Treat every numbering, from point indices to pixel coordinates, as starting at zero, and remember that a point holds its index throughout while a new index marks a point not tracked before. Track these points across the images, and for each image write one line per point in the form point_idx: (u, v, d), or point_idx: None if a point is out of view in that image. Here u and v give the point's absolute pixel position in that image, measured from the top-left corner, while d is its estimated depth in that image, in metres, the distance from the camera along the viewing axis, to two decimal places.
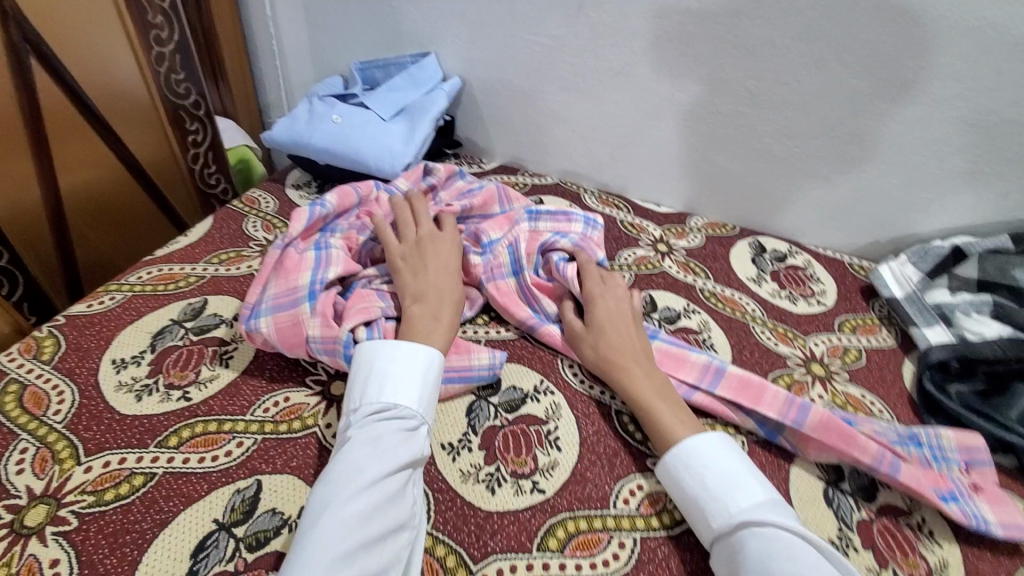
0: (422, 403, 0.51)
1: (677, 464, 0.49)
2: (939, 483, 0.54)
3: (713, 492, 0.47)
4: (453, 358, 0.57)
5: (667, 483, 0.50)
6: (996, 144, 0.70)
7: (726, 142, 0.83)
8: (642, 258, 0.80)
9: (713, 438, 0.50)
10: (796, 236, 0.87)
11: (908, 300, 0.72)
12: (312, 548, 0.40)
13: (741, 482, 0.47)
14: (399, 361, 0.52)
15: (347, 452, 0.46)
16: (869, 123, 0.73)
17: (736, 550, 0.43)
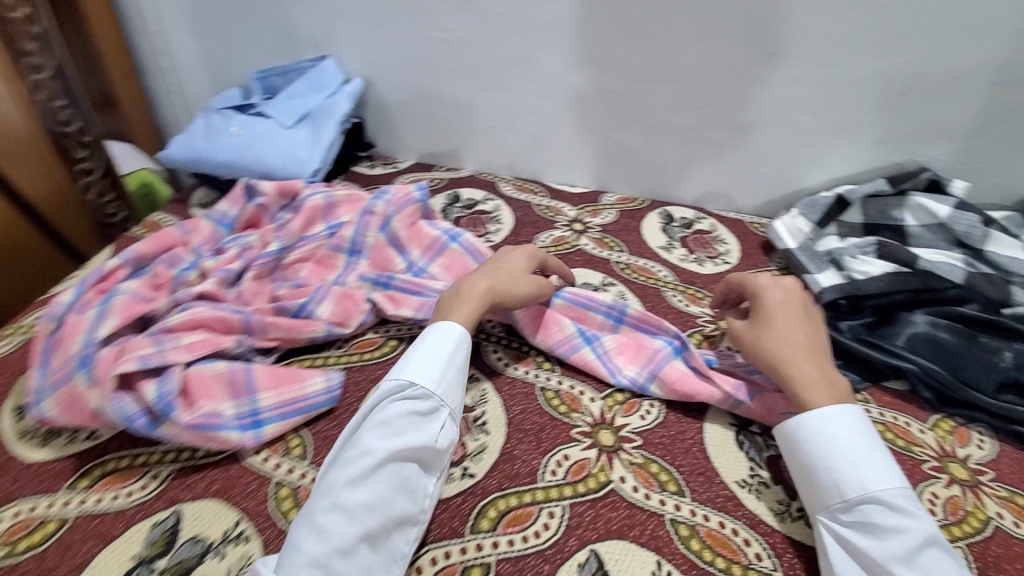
0: (442, 388, 0.51)
1: (816, 433, 0.49)
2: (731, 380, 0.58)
3: (868, 465, 0.47)
4: (283, 388, 0.53)
5: (818, 444, 0.49)
6: (862, 98, 0.76)
7: (627, 119, 0.86)
8: (559, 238, 0.82)
9: (849, 413, 0.49)
10: (703, 202, 0.92)
11: (802, 250, 0.77)
12: (309, 533, 0.42)
13: (872, 459, 0.47)
14: (426, 345, 0.53)
15: (370, 433, 0.47)
16: (750, 88, 0.78)
17: (881, 528, 0.44)
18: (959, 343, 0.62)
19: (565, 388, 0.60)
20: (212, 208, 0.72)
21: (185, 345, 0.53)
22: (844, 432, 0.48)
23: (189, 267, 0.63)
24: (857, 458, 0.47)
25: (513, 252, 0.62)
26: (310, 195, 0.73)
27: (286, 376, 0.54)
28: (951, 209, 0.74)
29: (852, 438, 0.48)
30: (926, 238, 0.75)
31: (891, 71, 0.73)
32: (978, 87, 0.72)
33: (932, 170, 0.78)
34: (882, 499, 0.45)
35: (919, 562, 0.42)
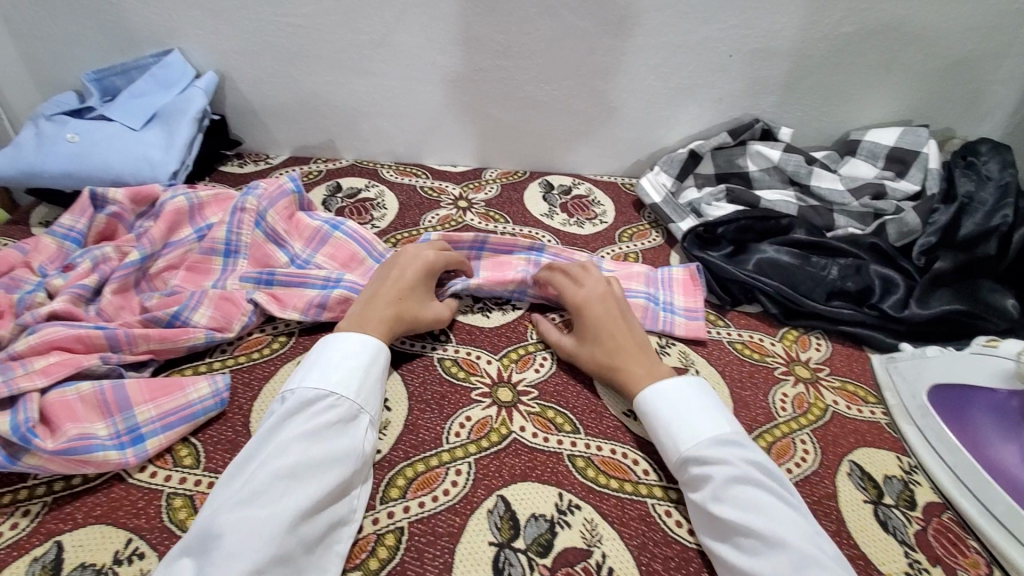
0: (362, 395, 0.50)
1: (655, 403, 0.53)
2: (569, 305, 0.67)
3: (689, 422, 0.50)
4: (163, 400, 0.51)
5: (653, 408, 0.52)
6: (699, 62, 0.84)
7: (497, 96, 0.89)
8: (446, 217, 0.84)
9: (677, 385, 0.53)
10: (578, 169, 0.98)
11: (666, 203, 0.85)
12: (226, 550, 0.39)
13: (698, 413, 0.51)
14: (343, 354, 0.52)
15: (291, 463, 0.44)
16: (603, 59, 0.84)
17: (703, 474, 0.47)
18: (797, 264, 0.72)
19: (462, 355, 0.62)
20: (54, 221, 0.65)
21: (36, 371, 0.49)
22: (689, 395, 0.52)
23: (34, 288, 0.57)
24: (701, 412, 0.51)
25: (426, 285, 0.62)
26: (171, 197, 0.68)
27: (165, 387, 0.52)
28: (781, 152, 0.85)
29: (681, 400, 0.52)
30: (767, 180, 0.86)
31: (719, 35, 0.81)
32: (789, 44, 0.83)
33: (764, 121, 0.89)
34: (701, 449, 0.48)
35: (729, 494, 0.45)
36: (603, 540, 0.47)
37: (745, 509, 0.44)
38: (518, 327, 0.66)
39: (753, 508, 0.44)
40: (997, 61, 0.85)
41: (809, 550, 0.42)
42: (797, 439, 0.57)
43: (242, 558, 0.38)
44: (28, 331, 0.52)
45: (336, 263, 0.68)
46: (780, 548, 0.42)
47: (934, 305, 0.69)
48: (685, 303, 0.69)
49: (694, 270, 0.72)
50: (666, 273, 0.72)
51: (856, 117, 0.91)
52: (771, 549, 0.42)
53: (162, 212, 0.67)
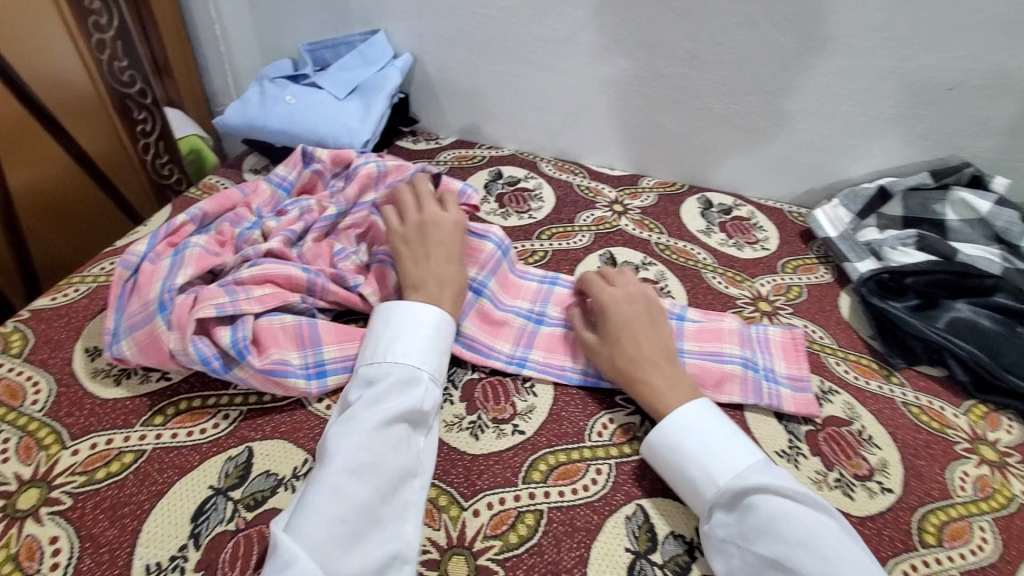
0: (414, 358, 0.52)
1: (676, 436, 0.49)
2: None
3: (717, 448, 0.48)
4: (345, 344, 0.56)
5: (669, 445, 0.49)
6: (909, 92, 0.76)
7: (670, 104, 0.87)
8: (600, 218, 0.84)
9: (699, 410, 0.50)
10: (741, 189, 0.94)
11: (842, 239, 0.79)
12: (310, 498, 0.42)
13: (724, 444, 0.48)
14: (407, 321, 0.54)
15: (360, 419, 0.46)
16: (797, 78, 0.79)
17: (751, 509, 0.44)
18: (999, 331, 0.63)
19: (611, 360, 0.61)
20: (272, 171, 0.75)
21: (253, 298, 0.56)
22: (692, 426, 0.49)
23: (253, 226, 0.67)
24: (722, 447, 0.48)
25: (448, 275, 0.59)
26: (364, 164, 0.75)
27: (348, 333, 0.57)
28: (992, 204, 0.75)
29: (693, 432, 0.49)
30: (965, 232, 0.76)
31: (940, 65, 0.73)
32: None
33: (975, 166, 0.79)
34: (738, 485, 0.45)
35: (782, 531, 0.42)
36: None
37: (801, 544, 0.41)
38: None
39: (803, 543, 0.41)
40: None
41: None
42: (976, 526, 0.51)
43: (322, 508, 0.41)
44: (249, 263, 0.61)
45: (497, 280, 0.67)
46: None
47: None
48: (788, 370, 0.60)
49: (796, 335, 0.63)
50: (761, 331, 0.64)
51: None
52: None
53: (354, 175, 0.74)
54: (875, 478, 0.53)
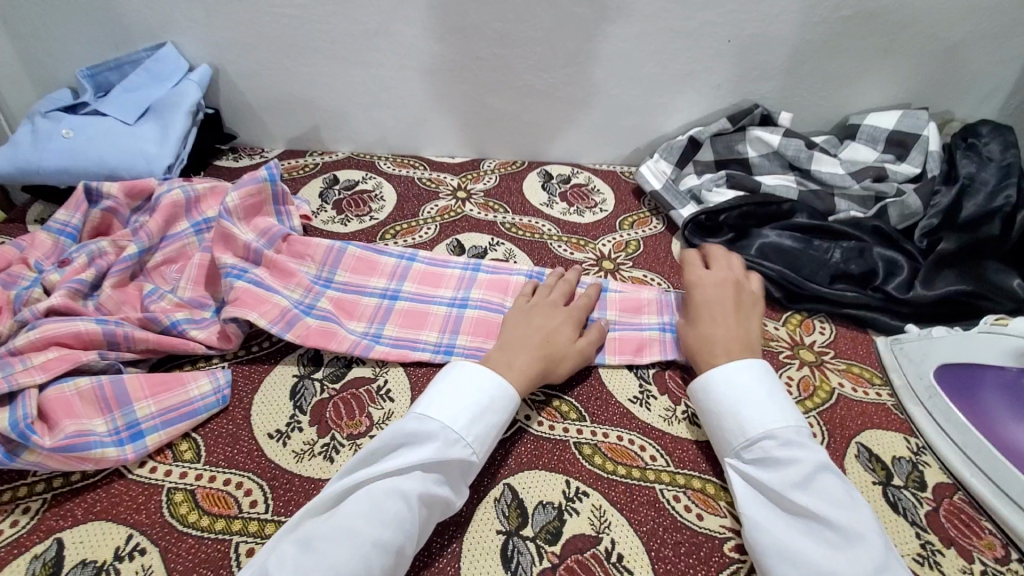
0: (476, 436, 0.47)
1: (725, 390, 0.50)
2: None
3: (758, 405, 0.48)
4: (164, 396, 0.51)
5: (714, 395, 0.51)
6: (697, 48, 0.83)
7: (494, 85, 0.88)
8: (445, 208, 0.83)
9: (747, 375, 0.50)
10: (578, 157, 0.97)
11: (666, 190, 0.85)
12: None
13: (768, 402, 0.48)
14: (475, 384, 0.49)
15: (374, 487, 0.43)
16: (602, 46, 0.83)
17: (781, 459, 0.45)
18: (799, 248, 0.72)
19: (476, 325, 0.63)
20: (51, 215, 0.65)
21: (33, 367, 0.48)
22: (751, 384, 0.50)
23: (31, 284, 0.57)
24: (763, 406, 0.48)
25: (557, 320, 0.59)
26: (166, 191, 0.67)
27: (166, 383, 0.52)
28: (781, 137, 0.85)
29: (746, 384, 0.50)
30: (766, 166, 0.86)
31: (716, 20, 0.81)
32: (788, 29, 0.82)
33: (762, 106, 0.89)
34: (777, 436, 0.46)
35: (813, 484, 0.43)
36: (612, 527, 0.47)
37: (821, 499, 0.42)
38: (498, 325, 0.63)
39: (829, 502, 0.42)
40: (998, 45, 0.84)
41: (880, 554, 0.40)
42: (804, 423, 0.57)
43: None
44: (27, 327, 0.52)
45: (358, 275, 0.67)
46: (859, 544, 0.40)
47: (939, 287, 0.68)
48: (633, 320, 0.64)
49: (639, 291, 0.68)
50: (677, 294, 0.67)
51: (854, 102, 0.90)
52: (847, 542, 0.40)
53: (156, 206, 0.66)
54: None
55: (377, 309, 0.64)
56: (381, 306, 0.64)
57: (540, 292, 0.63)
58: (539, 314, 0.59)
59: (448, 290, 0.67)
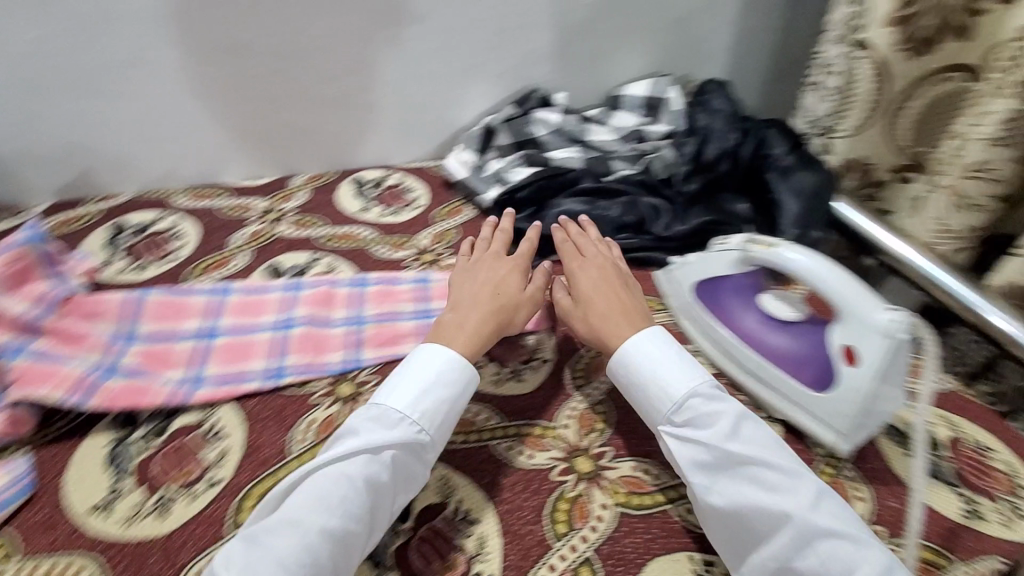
0: (408, 441, 0.49)
1: (639, 361, 0.55)
2: (339, 342, 0.64)
3: (675, 368, 0.54)
4: None
5: (629, 369, 0.55)
6: (471, 43, 0.91)
7: (284, 101, 0.87)
8: (255, 233, 0.81)
9: (650, 337, 0.56)
10: (389, 161, 0.99)
11: (471, 176, 0.92)
12: None
13: (683, 364, 0.54)
14: (398, 392, 0.52)
15: (299, 505, 0.45)
16: (382, 49, 0.86)
17: (708, 413, 0.51)
18: (588, 210, 0.83)
19: (306, 340, 0.64)
20: None
21: None
22: (659, 351, 0.55)
23: None
24: (676, 370, 0.54)
25: (473, 296, 0.61)
26: None
27: None
28: (559, 115, 0.97)
29: (659, 352, 0.55)
30: (556, 142, 0.96)
31: (480, 17, 0.88)
32: (544, 18, 0.92)
33: (541, 90, 0.99)
34: (701, 394, 0.52)
35: (741, 434, 0.50)
36: (456, 490, 0.52)
37: (753, 445, 0.49)
38: (325, 338, 0.65)
39: (758, 446, 0.50)
40: (710, 16, 1.01)
41: (808, 483, 0.47)
42: None
43: None
44: None
45: (167, 321, 0.64)
46: (800, 477, 0.48)
47: (692, 220, 0.83)
48: None
49: None
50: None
51: (616, 75, 1.04)
52: (791, 478, 0.48)
53: None
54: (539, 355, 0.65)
55: (193, 351, 0.62)
56: (197, 347, 0.62)
57: (480, 248, 0.71)
58: (486, 269, 0.65)
59: (270, 315, 0.67)
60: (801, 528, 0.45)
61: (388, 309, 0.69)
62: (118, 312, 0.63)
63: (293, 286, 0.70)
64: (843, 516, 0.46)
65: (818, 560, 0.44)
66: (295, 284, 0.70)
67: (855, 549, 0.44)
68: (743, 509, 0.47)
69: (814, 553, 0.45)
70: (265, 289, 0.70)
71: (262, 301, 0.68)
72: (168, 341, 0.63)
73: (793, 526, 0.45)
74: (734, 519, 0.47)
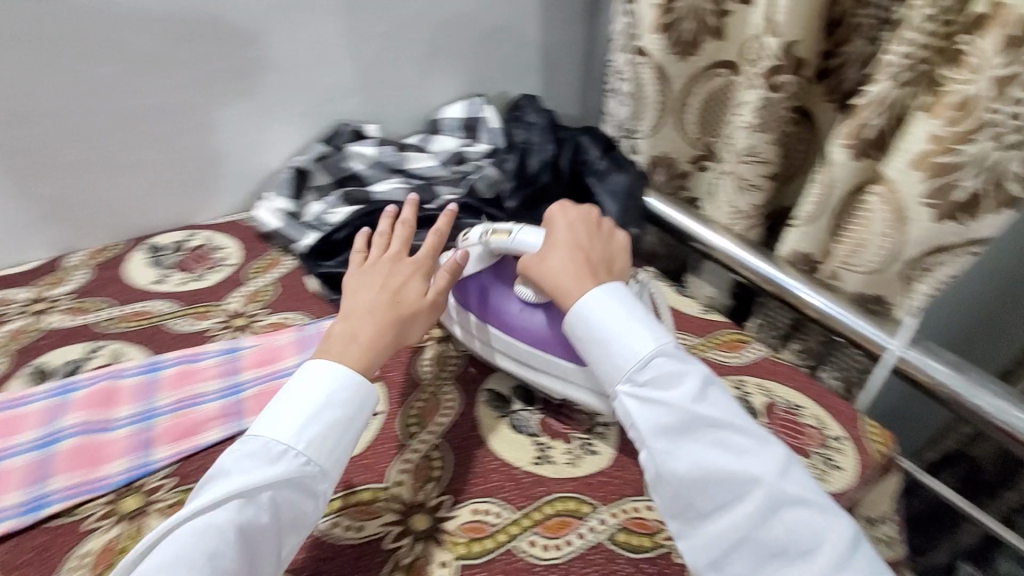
0: (276, 503, 0.46)
1: (598, 316, 0.54)
2: (123, 449, 0.57)
3: (635, 324, 0.53)
4: None
5: (589, 324, 0.54)
6: (261, 83, 0.84)
7: (36, 170, 0.75)
8: (17, 330, 0.69)
9: (612, 295, 0.55)
10: (193, 220, 0.89)
11: (285, 224, 0.85)
12: None
13: (643, 323, 0.54)
14: (246, 470, 0.46)
15: None
16: (154, 101, 0.78)
17: (671, 374, 0.51)
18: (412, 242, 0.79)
19: (79, 455, 0.56)
20: None
21: None
22: (626, 307, 0.55)
23: None
24: (637, 329, 0.53)
25: (362, 321, 0.57)
26: None
27: None
28: (374, 147, 0.92)
29: (617, 307, 0.54)
30: (376, 175, 0.92)
31: (264, 55, 0.82)
32: (341, 51, 0.88)
33: (353, 123, 0.95)
34: (665, 352, 0.52)
35: (707, 395, 0.51)
36: None
37: (718, 407, 0.50)
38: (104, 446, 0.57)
39: (723, 410, 0.50)
40: (513, 33, 1.03)
41: (767, 449, 0.49)
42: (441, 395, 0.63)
43: None
44: None
45: None
46: (766, 445, 0.49)
47: None
48: (268, 372, 0.64)
49: (273, 339, 0.68)
50: (314, 327, 0.70)
51: (433, 100, 1.02)
52: (759, 444, 0.49)
53: None
54: None
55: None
56: None
57: (377, 251, 0.66)
58: (386, 270, 0.62)
59: (33, 431, 0.57)
60: (770, 496, 0.46)
61: (187, 393, 0.62)
62: None
63: (63, 388, 0.61)
64: (807, 483, 0.48)
65: (783, 528, 0.46)
66: (64, 386, 0.61)
67: (824, 519, 0.46)
68: (708, 472, 0.48)
69: (781, 523, 0.46)
70: (26, 399, 0.60)
71: (22, 416, 0.58)
72: None
73: (760, 492, 0.47)
74: (697, 483, 0.48)
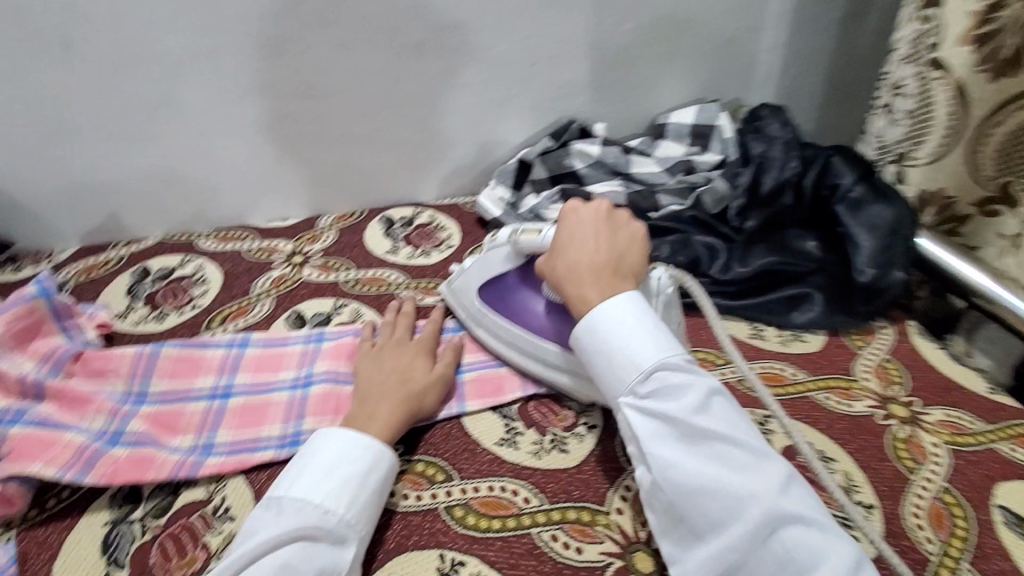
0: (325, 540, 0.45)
1: (608, 324, 0.51)
2: None
3: (638, 338, 0.50)
4: None
5: (596, 338, 0.51)
6: (507, 74, 0.86)
7: (311, 139, 0.84)
8: (280, 277, 0.78)
9: (627, 310, 0.51)
10: (420, 198, 0.94)
11: (507, 215, 0.87)
12: None
13: (650, 335, 0.50)
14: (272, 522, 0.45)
15: None
16: (414, 85, 0.83)
17: (675, 387, 0.47)
18: None
19: (322, 403, 0.59)
20: None
21: None
22: (638, 320, 0.51)
23: None
24: (642, 343, 0.49)
25: (392, 372, 0.58)
26: None
27: None
28: (599, 147, 0.89)
29: (629, 323, 0.51)
30: (595, 175, 0.90)
31: (516, 48, 0.84)
32: (586, 47, 0.86)
33: (581, 121, 0.93)
34: (671, 364, 0.48)
35: (710, 407, 0.46)
36: None
37: (721, 420, 0.46)
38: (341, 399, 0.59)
39: (725, 420, 0.46)
40: (765, 35, 0.93)
41: (775, 468, 0.44)
42: None
43: None
44: None
45: (179, 380, 0.61)
46: (765, 459, 0.45)
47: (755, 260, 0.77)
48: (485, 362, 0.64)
49: None
50: None
51: (662, 103, 0.96)
52: (759, 460, 0.44)
53: None
54: (580, 421, 0.58)
55: (205, 415, 0.58)
56: (208, 409, 0.59)
57: (382, 332, 0.64)
58: (387, 356, 0.60)
59: (289, 371, 0.62)
60: (767, 513, 0.41)
61: None
62: (131, 368, 0.61)
63: (315, 337, 0.65)
64: (811, 504, 0.43)
65: (778, 548, 0.41)
66: (314, 334, 0.65)
67: (822, 538, 0.41)
68: (708, 485, 0.43)
69: (778, 542, 0.41)
70: (284, 339, 0.65)
71: (281, 356, 0.63)
72: (174, 404, 0.59)
73: (758, 509, 0.42)
74: (689, 494, 0.44)
